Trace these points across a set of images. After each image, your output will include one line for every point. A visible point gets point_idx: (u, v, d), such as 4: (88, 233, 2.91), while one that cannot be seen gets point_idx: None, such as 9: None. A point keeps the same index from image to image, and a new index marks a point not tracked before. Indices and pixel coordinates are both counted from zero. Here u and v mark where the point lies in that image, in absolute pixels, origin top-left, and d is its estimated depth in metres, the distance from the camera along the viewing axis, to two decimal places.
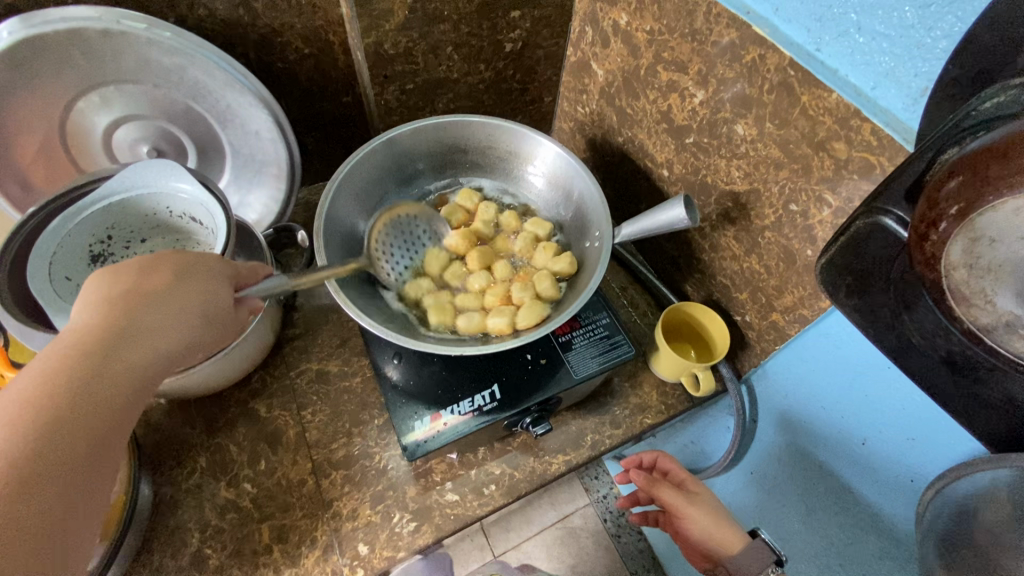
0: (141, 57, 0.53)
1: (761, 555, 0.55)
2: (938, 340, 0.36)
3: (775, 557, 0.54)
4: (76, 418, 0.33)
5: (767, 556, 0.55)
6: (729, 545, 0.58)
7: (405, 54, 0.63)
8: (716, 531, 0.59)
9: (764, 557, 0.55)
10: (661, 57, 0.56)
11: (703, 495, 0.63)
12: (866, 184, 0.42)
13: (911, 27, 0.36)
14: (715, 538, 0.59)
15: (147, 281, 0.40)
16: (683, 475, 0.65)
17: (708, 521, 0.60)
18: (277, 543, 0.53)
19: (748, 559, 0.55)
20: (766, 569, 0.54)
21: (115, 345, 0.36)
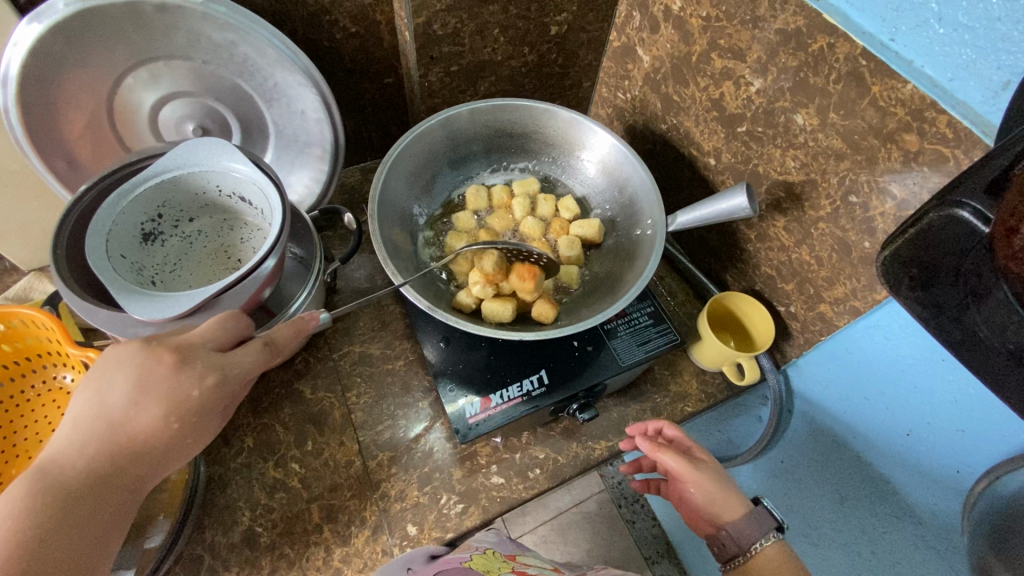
0: (193, 32, 0.52)
1: (764, 521, 0.52)
2: (1006, 334, 0.35)
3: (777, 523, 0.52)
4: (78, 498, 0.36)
5: (769, 523, 0.52)
6: (730, 512, 0.53)
7: (453, 35, 0.62)
8: (719, 496, 0.54)
9: (766, 522, 0.52)
10: (717, 44, 0.55)
11: (711, 464, 0.56)
12: (936, 176, 0.42)
13: (997, 20, 0.35)
14: (717, 503, 0.54)
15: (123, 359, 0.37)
16: (689, 442, 0.58)
17: (715, 490, 0.54)
18: (327, 523, 0.54)
19: (750, 527, 0.52)
20: (767, 535, 0.52)
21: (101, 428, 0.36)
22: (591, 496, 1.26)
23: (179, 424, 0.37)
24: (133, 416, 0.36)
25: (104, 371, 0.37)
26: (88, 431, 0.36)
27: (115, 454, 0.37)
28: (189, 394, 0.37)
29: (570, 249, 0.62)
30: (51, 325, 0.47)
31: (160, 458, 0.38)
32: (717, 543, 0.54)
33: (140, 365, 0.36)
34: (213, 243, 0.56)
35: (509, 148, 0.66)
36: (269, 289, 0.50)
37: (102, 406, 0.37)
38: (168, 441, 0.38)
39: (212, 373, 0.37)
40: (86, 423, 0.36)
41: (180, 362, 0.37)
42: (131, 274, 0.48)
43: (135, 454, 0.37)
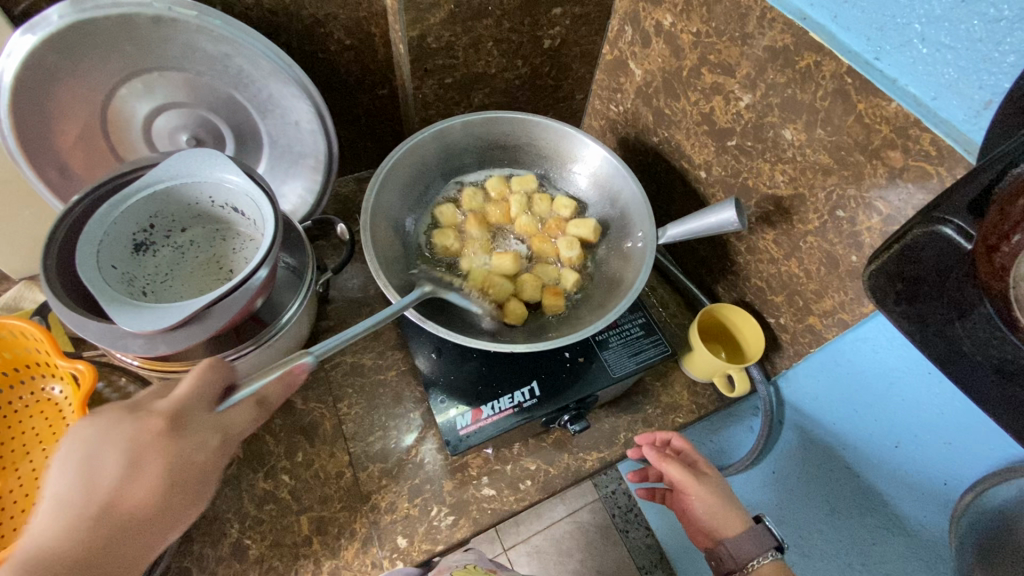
0: (188, 45, 0.52)
1: (762, 539, 0.54)
2: (992, 348, 0.36)
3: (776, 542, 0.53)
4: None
5: (768, 542, 0.53)
6: (729, 527, 0.55)
7: (446, 48, 0.63)
8: (720, 511, 0.55)
9: (765, 541, 0.54)
10: (707, 59, 0.56)
11: (716, 480, 0.58)
12: (921, 192, 0.42)
13: (979, 41, 0.36)
14: (717, 518, 0.55)
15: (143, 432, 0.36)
16: (699, 457, 0.59)
17: (716, 504, 0.56)
18: (317, 535, 0.53)
19: (746, 543, 0.53)
20: (765, 552, 0.53)
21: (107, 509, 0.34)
22: (584, 505, 1.26)
23: (180, 491, 0.36)
24: (131, 490, 0.34)
25: (92, 447, 0.35)
26: (73, 517, 0.33)
27: (100, 537, 0.34)
28: (193, 455, 0.36)
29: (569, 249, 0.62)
30: (38, 336, 0.47)
31: (147, 541, 0.35)
32: (714, 556, 0.55)
33: (134, 435, 0.35)
34: (207, 253, 0.56)
35: (501, 160, 0.67)
36: (261, 298, 0.50)
37: (83, 488, 0.34)
38: (162, 518, 0.36)
39: (216, 432, 0.38)
40: (71, 509, 0.34)
41: (177, 427, 0.36)
42: (122, 284, 0.48)
43: (128, 534, 0.35)
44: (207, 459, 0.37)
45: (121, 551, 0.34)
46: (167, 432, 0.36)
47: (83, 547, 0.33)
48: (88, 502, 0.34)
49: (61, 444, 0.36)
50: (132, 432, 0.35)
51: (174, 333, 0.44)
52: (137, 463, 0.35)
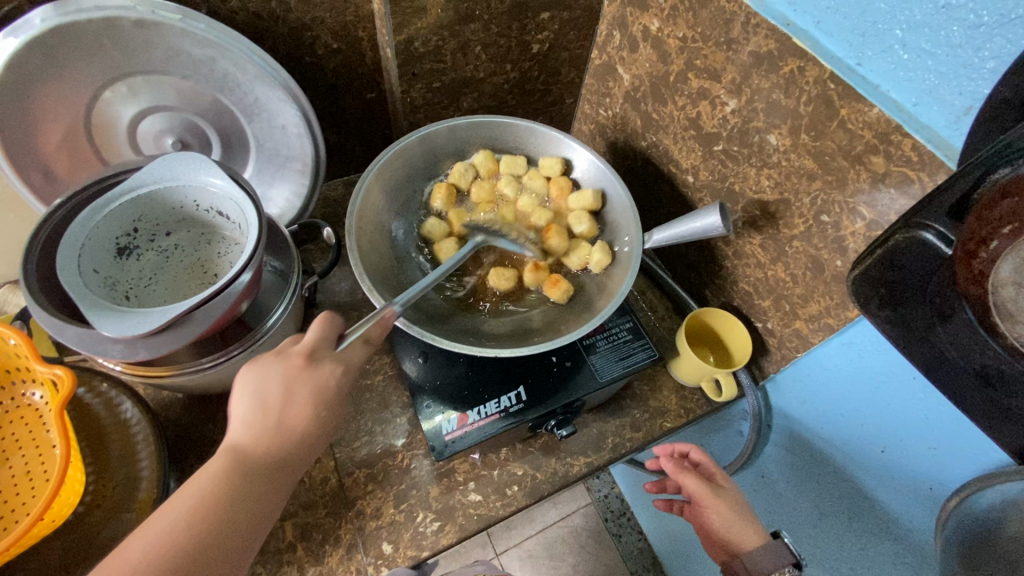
0: (173, 48, 0.52)
1: (777, 554, 0.51)
2: (973, 353, 0.36)
3: (794, 558, 0.51)
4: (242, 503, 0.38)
5: (784, 557, 0.51)
6: (746, 541, 0.53)
7: (435, 52, 0.63)
8: (739, 524, 0.54)
9: (780, 556, 0.51)
10: (694, 64, 0.56)
11: (732, 492, 0.57)
12: (903, 198, 0.42)
13: (958, 47, 0.36)
14: (734, 530, 0.54)
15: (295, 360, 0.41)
16: (714, 469, 0.58)
17: (732, 517, 0.54)
18: (301, 541, 0.53)
19: (763, 558, 0.51)
20: (781, 569, 0.50)
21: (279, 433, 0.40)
22: (577, 509, 1.26)
23: (327, 410, 0.41)
24: (290, 411, 0.40)
25: (256, 380, 0.40)
26: (257, 428, 0.40)
27: (274, 449, 0.39)
28: (331, 382, 0.41)
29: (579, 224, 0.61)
30: (18, 341, 0.46)
31: (305, 450, 0.41)
32: (728, 570, 0.52)
33: (285, 369, 0.40)
34: (191, 257, 0.56)
35: None
36: (246, 302, 0.50)
37: (258, 408, 0.40)
38: (318, 429, 0.41)
39: (340, 366, 0.42)
40: (252, 423, 0.40)
41: (313, 361, 0.41)
42: (103, 289, 0.48)
43: (294, 444, 0.40)
44: (341, 384, 0.42)
45: (286, 459, 0.40)
46: (306, 366, 0.41)
47: (261, 453, 0.39)
48: (263, 419, 0.39)
49: (237, 376, 0.41)
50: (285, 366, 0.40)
51: (155, 337, 0.44)
52: (292, 390, 0.40)
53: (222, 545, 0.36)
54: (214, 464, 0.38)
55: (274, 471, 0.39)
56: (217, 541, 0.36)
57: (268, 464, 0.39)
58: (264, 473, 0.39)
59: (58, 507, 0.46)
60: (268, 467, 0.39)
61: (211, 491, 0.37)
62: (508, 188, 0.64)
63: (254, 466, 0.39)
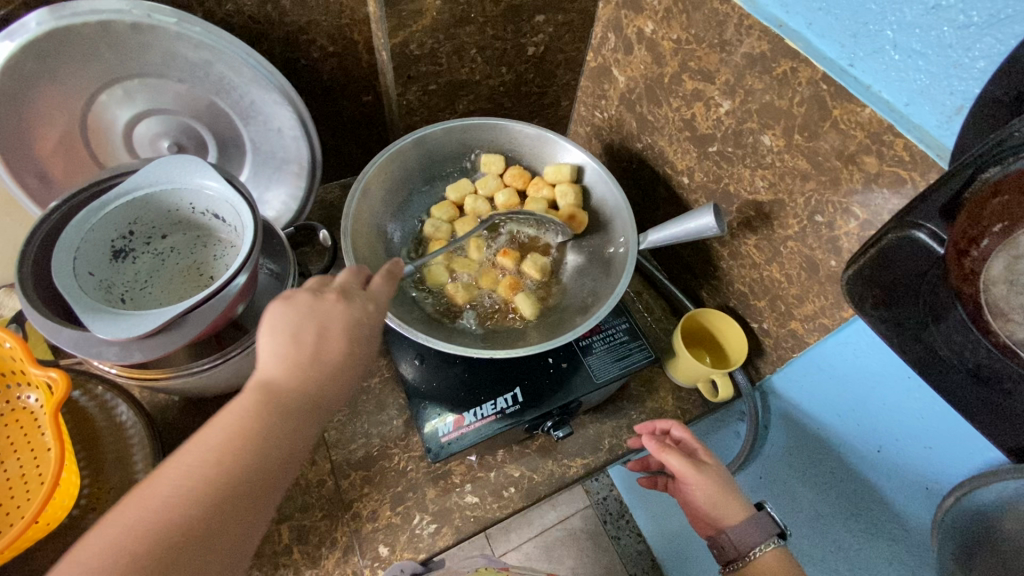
0: (168, 51, 0.52)
1: (764, 527, 0.51)
2: (966, 352, 0.37)
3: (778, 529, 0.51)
4: (268, 442, 0.34)
5: (770, 530, 0.51)
6: (730, 516, 0.52)
7: (430, 55, 0.63)
8: (722, 500, 0.53)
9: (766, 528, 0.51)
10: (688, 66, 0.57)
11: (716, 468, 0.55)
12: (896, 197, 0.42)
13: (949, 47, 0.37)
14: (718, 506, 0.53)
15: (323, 301, 0.38)
16: (697, 445, 0.57)
17: (716, 493, 0.53)
18: (297, 544, 0.53)
19: (749, 532, 0.51)
20: (767, 539, 0.51)
21: (312, 368, 0.36)
22: (576, 511, 1.25)
23: (361, 346, 0.38)
24: (325, 342, 0.36)
25: (297, 314, 0.36)
26: (291, 360, 0.36)
27: (309, 384, 0.36)
28: (364, 317, 0.38)
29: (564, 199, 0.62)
30: (12, 344, 0.46)
31: (337, 389, 0.37)
32: (716, 544, 0.53)
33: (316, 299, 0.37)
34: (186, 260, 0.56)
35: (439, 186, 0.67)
36: (243, 304, 0.50)
37: (292, 342, 0.36)
38: (350, 367, 0.37)
39: (370, 301, 0.40)
40: (286, 356, 0.36)
41: (345, 297, 0.38)
42: (99, 291, 0.48)
43: (329, 379, 0.36)
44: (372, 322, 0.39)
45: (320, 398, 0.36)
46: (340, 301, 0.38)
47: (294, 390, 0.35)
48: (296, 353, 0.36)
49: (265, 312, 0.37)
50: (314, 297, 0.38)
51: (150, 340, 0.44)
52: (327, 322, 0.37)
53: (253, 483, 0.32)
54: (245, 399, 0.34)
55: (309, 408, 0.35)
56: (246, 479, 0.32)
57: (303, 401, 0.35)
58: (300, 408, 0.35)
59: (54, 510, 0.45)
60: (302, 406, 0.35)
61: (238, 427, 0.33)
62: (475, 206, 0.65)
63: (286, 403, 0.35)
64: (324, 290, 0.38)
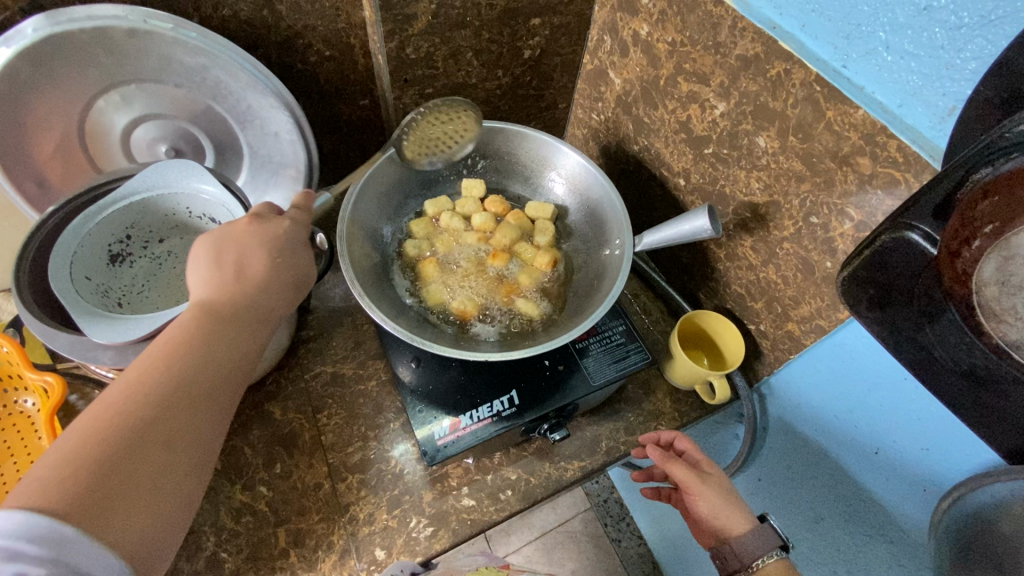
0: (165, 56, 0.52)
1: (766, 537, 0.50)
2: (961, 353, 0.36)
3: (781, 541, 0.50)
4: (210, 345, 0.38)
5: (772, 540, 0.50)
6: (735, 528, 0.52)
7: (426, 58, 0.63)
8: (726, 511, 0.53)
9: (769, 540, 0.50)
10: (683, 68, 0.57)
11: (719, 478, 0.55)
12: (890, 199, 0.42)
13: (941, 48, 0.37)
14: (722, 517, 0.53)
15: (233, 228, 0.44)
16: (700, 457, 0.57)
17: (719, 503, 0.53)
18: (294, 547, 0.53)
19: (752, 542, 0.50)
20: (770, 551, 0.50)
21: (239, 283, 0.42)
22: (576, 514, 1.25)
23: (282, 256, 0.44)
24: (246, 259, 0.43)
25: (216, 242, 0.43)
26: (216, 283, 0.41)
27: (238, 295, 0.41)
28: (278, 231, 0.45)
29: (545, 235, 0.64)
30: (8, 348, 0.47)
31: (271, 299, 0.43)
32: (718, 555, 0.51)
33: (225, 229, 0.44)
34: (183, 264, 0.56)
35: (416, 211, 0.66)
36: None
37: (216, 266, 0.42)
38: (278, 278, 0.44)
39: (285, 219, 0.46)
40: (213, 280, 0.41)
41: (257, 220, 0.45)
42: (95, 295, 0.48)
43: (255, 288, 0.42)
44: (288, 237, 0.46)
45: (256, 304, 0.42)
46: (252, 224, 0.44)
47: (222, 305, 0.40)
48: (220, 275, 0.41)
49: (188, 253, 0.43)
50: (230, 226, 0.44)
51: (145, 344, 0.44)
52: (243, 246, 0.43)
53: (197, 379, 0.37)
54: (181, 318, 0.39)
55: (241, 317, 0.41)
56: (191, 371, 0.36)
57: (233, 310, 0.41)
58: (231, 317, 0.40)
59: None
60: (234, 316, 0.40)
61: (177, 337, 0.37)
62: (450, 223, 0.65)
63: (218, 313, 0.40)
64: (234, 221, 0.45)
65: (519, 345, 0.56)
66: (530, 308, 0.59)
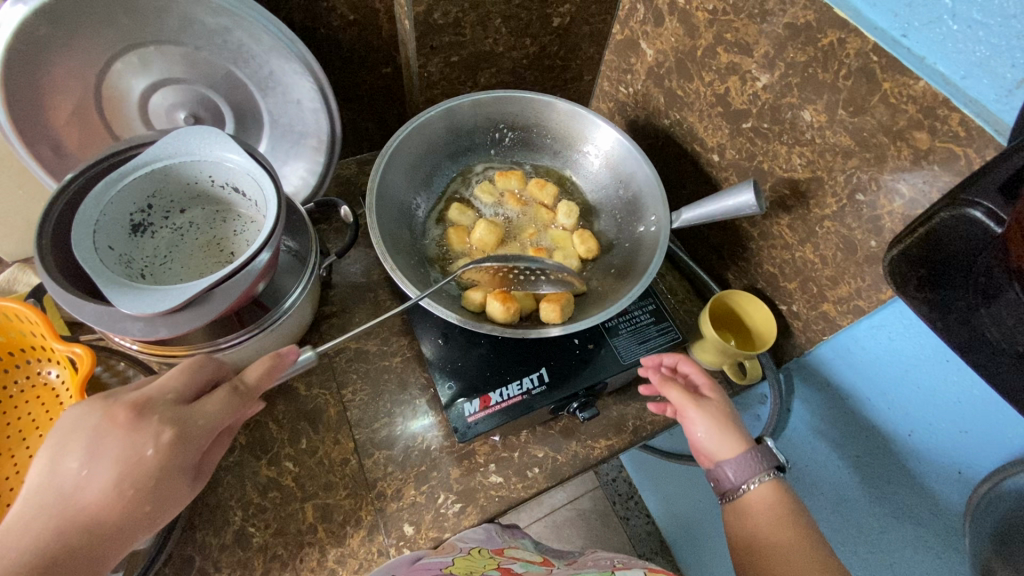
0: (185, 17, 0.50)
1: (765, 459, 0.51)
2: (1018, 334, 0.36)
3: (777, 463, 0.51)
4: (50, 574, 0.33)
5: (770, 462, 0.51)
6: (730, 450, 0.51)
7: (454, 25, 0.61)
8: (723, 434, 0.51)
9: (768, 460, 0.51)
10: (723, 38, 0.54)
11: (717, 402, 0.53)
12: (947, 174, 0.41)
13: (1013, 18, 0.35)
14: (718, 440, 0.51)
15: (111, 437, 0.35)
16: (700, 380, 0.55)
17: (716, 425, 0.52)
18: (322, 523, 0.52)
19: (745, 464, 0.50)
20: (766, 472, 0.50)
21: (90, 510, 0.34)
22: (586, 493, 1.26)
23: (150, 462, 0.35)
24: (88, 486, 0.34)
25: (58, 440, 0.35)
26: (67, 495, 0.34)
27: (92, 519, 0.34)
28: (146, 452, 0.34)
29: (570, 216, 0.63)
30: (34, 320, 0.46)
31: (121, 537, 0.35)
32: (711, 475, 0.52)
33: (98, 422, 0.35)
34: (205, 234, 0.55)
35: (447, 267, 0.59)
36: (262, 282, 0.48)
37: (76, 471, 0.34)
38: (138, 514, 0.35)
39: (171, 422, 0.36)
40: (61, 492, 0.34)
41: (139, 416, 0.35)
42: (120, 266, 0.47)
43: (98, 528, 0.34)
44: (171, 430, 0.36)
45: (99, 548, 0.34)
46: (130, 425, 0.35)
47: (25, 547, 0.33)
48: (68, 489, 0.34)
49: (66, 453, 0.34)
50: (96, 419, 0.35)
51: (175, 316, 0.43)
52: (95, 454, 0.34)
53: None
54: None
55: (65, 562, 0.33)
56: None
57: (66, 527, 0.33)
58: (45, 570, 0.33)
59: None
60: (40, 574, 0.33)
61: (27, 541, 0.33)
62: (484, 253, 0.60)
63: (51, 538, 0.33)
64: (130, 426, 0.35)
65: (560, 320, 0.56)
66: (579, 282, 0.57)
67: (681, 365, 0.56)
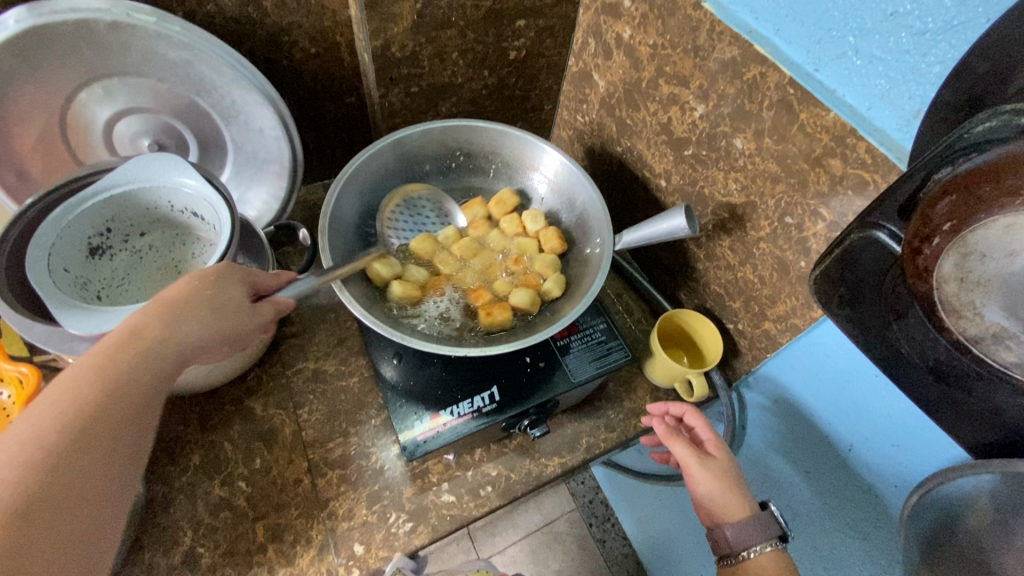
0: (149, 50, 0.53)
1: (766, 526, 0.50)
2: (926, 349, 0.37)
3: (781, 532, 0.49)
4: (138, 371, 0.35)
5: (771, 530, 0.49)
6: (732, 512, 0.50)
7: (412, 57, 0.64)
8: (728, 495, 0.51)
9: (769, 528, 0.49)
10: (663, 70, 0.58)
11: (722, 462, 0.53)
12: (860, 199, 0.44)
13: (907, 53, 0.38)
14: (722, 501, 0.51)
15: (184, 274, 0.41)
16: (706, 437, 0.55)
17: (721, 485, 0.51)
18: (272, 543, 0.53)
19: (747, 529, 0.49)
20: (767, 541, 0.49)
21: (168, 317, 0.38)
22: (561, 515, 1.25)
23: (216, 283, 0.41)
24: (174, 291, 0.39)
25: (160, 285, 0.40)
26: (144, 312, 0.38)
27: (165, 321, 0.38)
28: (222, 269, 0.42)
29: (536, 221, 0.65)
30: None
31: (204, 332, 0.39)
32: (710, 536, 0.51)
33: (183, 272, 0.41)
34: (165, 258, 0.56)
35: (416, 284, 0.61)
36: None
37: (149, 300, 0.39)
38: (217, 311, 0.40)
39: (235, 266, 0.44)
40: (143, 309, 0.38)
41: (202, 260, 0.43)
42: (74, 287, 0.48)
43: (184, 322, 0.38)
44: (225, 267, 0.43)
45: (180, 345, 0.38)
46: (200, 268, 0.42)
47: (90, 384, 0.33)
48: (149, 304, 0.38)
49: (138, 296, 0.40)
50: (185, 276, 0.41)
51: None
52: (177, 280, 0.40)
53: (61, 494, 0.30)
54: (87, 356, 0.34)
55: (124, 398, 0.34)
56: (141, 367, 0.35)
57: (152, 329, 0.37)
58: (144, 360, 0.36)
59: None
60: (98, 420, 0.32)
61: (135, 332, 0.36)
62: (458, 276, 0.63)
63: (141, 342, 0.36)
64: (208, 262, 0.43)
65: (508, 339, 0.58)
66: (555, 288, 0.61)
67: (688, 417, 0.57)
